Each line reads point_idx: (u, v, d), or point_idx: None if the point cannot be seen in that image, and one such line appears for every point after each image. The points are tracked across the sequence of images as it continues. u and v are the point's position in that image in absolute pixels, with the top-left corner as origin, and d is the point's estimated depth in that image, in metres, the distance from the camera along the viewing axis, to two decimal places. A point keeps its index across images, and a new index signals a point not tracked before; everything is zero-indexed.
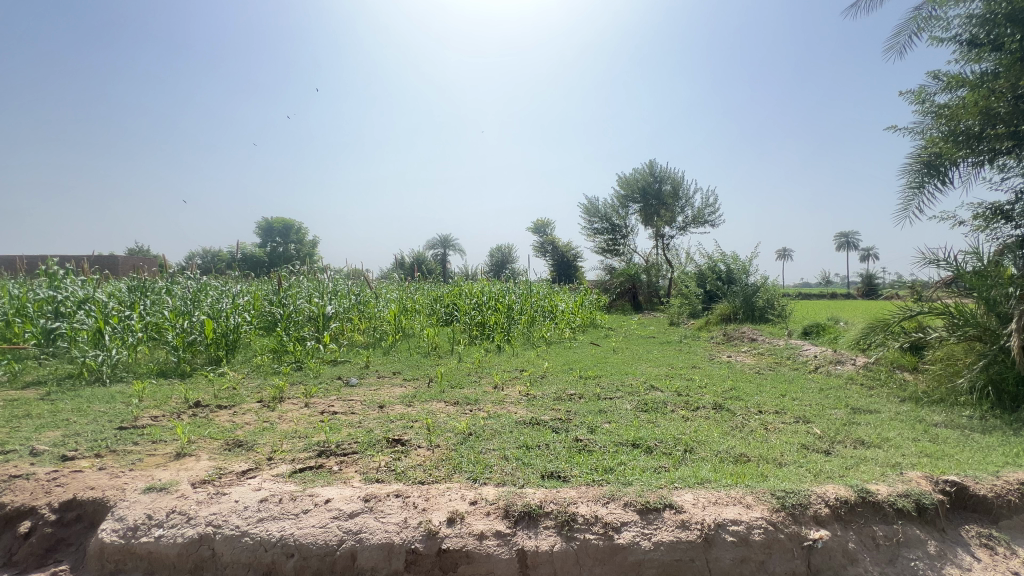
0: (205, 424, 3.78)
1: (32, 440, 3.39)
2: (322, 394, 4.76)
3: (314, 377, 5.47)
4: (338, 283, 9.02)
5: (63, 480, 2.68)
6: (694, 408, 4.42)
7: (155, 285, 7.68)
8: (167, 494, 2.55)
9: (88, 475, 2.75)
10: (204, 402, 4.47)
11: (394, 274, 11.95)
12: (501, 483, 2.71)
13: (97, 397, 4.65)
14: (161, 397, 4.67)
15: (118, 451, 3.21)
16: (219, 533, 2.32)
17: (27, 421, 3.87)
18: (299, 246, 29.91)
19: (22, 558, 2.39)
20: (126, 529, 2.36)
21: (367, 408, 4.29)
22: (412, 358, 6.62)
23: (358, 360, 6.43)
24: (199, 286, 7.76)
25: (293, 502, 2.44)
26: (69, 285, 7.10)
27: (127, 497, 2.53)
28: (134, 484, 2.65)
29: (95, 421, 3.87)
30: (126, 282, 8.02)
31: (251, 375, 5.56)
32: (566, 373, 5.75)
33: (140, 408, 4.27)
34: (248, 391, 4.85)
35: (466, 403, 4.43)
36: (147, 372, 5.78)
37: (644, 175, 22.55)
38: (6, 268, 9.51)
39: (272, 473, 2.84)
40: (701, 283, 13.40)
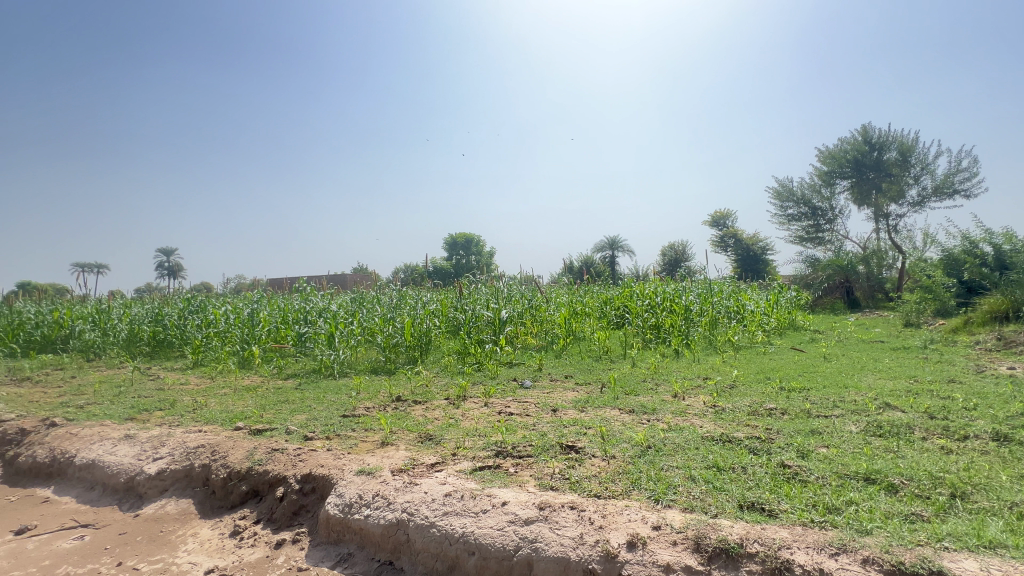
0: (405, 417, 4.28)
1: (288, 421, 4.29)
2: (500, 395, 4.97)
3: (492, 378, 5.78)
4: (511, 288, 9.47)
5: (304, 457, 3.28)
6: (960, 437, 3.28)
7: (369, 296, 9.22)
8: (373, 478, 2.90)
9: (320, 454, 3.32)
10: (404, 397, 5.09)
11: (564, 278, 12.11)
12: (689, 508, 2.36)
13: (331, 388, 5.72)
14: (373, 391, 5.49)
15: (342, 435, 3.84)
16: (412, 520, 2.52)
17: (286, 405, 4.95)
18: (478, 257, 33.17)
19: (279, 516, 2.97)
20: (345, 505, 2.75)
21: (541, 410, 4.31)
22: (583, 362, 6.50)
23: (531, 362, 6.61)
24: (400, 296, 9.04)
25: (473, 501, 2.52)
26: (314, 298, 9.01)
27: (345, 477, 2.96)
28: (350, 466, 3.09)
29: (328, 409, 4.73)
30: (351, 294, 9.82)
31: (440, 374, 6.17)
32: (763, 382, 4.93)
33: (358, 399, 5.08)
34: (438, 389, 5.37)
35: (642, 413, 4.10)
36: (364, 368, 6.93)
37: (855, 144, 18.54)
38: (278, 286, 12.68)
39: (456, 468, 3.01)
40: (955, 272, 10.27)
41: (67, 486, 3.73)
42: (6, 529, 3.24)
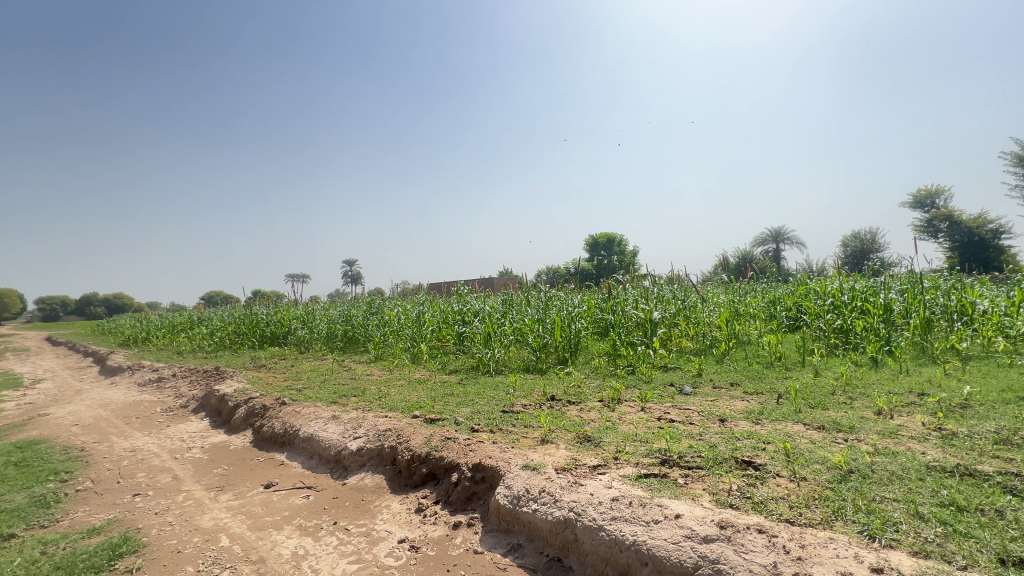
0: (561, 416, 4.33)
1: (455, 413, 4.69)
2: (657, 400, 4.73)
3: (647, 382, 5.55)
4: (661, 288, 8.99)
5: (473, 447, 3.55)
6: None
7: (519, 298, 9.65)
8: (539, 474, 2.98)
9: (487, 446, 3.55)
10: (558, 396, 5.17)
11: (721, 275, 11.08)
12: (920, 552, 1.92)
13: (490, 384, 6.09)
14: (528, 389, 5.70)
15: (504, 430, 4.05)
16: (580, 520, 2.52)
17: (453, 398, 5.42)
18: (621, 257, 32.46)
19: (455, 500, 3.24)
20: (513, 496, 2.88)
21: (707, 420, 3.97)
22: (751, 368, 5.85)
23: (688, 367, 6.17)
24: (548, 297, 9.26)
25: (643, 509, 2.42)
26: (470, 300, 9.75)
27: (512, 470, 3.10)
28: (516, 460, 3.24)
29: (489, 403, 5.05)
30: (502, 296, 10.40)
31: (592, 376, 6.14)
32: (1014, 404, 3.81)
33: (515, 396, 5.32)
34: (591, 390, 5.34)
35: (835, 431, 3.50)
36: (517, 367, 7.25)
37: None
38: (438, 290, 14.05)
39: (620, 473, 2.94)
40: None
41: (294, 454, 4.62)
42: (258, 482, 4.13)
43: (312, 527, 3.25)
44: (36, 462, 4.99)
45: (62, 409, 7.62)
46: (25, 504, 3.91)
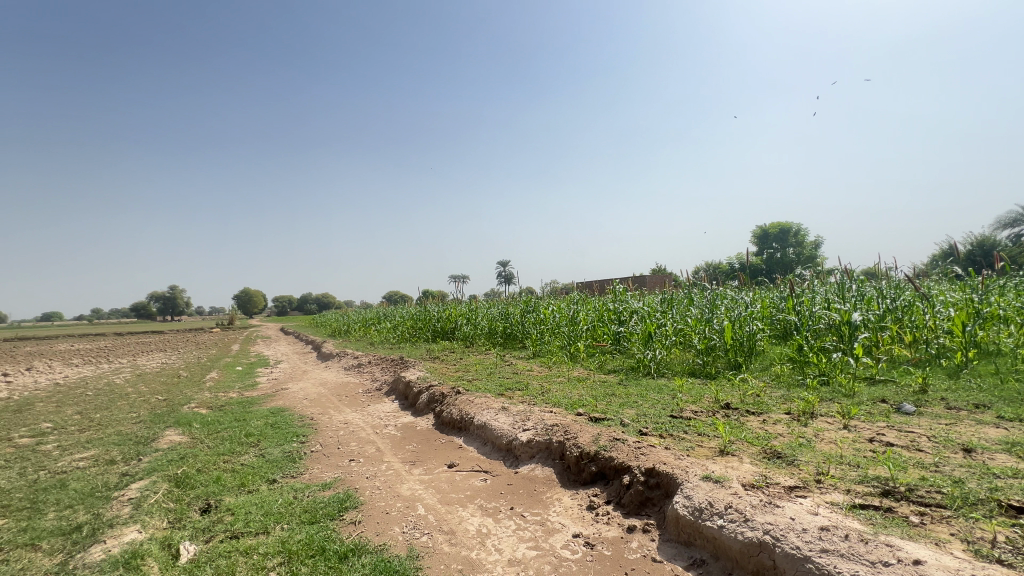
0: (741, 427, 3.93)
1: (620, 414, 4.61)
2: (866, 418, 3.97)
3: (848, 395, 4.70)
4: (861, 285, 7.53)
5: (645, 451, 3.44)
6: None
7: (680, 297, 9.08)
8: (723, 488, 2.75)
9: (660, 451, 3.41)
10: (734, 405, 4.71)
11: (948, 268, 8.83)
12: None
13: (654, 387, 5.83)
14: (697, 394, 5.31)
15: (676, 436, 3.84)
16: (779, 546, 2.25)
17: (616, 398, 5.33)
18: (798, 249, 28.23)
19: (628, 503, 3.18)
20: (694, 508, 2.71)
21: (943, 448, 3.19)
22: (1005, 387, 4.53)
23: (906, 380, 5.06)
24: (713, 295, 8.53)
25: (866, 547, 2.05)
26: (627, 299, 9.50)
27: (690, 480, 2.92)
28: (694, 470, 3.04)
29: (654, 407, 4.84)
30: (660, 294, 9.90)
31: (773, 384, 5.45)
32: None
33: (683, 401, 5.00)
34: (774, 401, 4.74)
35: None
36: (682, 370, 6.83)
37: None
38: (591, 289, 14.01)
39: (827, 499, 2.54)
40: None
41: (470, 439, 5.07)
42: (443, 461, 4.63)
43: (492, 509, 3.51)
44: (284, 425, 6.39)
45: (297, 385, 9.64)
46: (281, 458, 5.02)
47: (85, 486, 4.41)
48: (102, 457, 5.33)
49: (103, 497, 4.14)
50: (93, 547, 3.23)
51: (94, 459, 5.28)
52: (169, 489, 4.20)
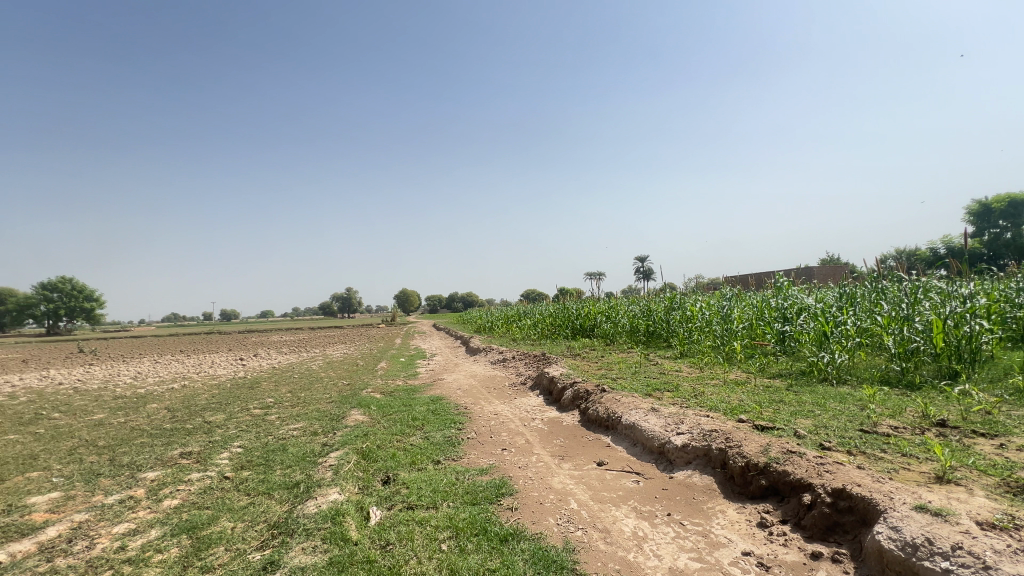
0: (966, 452, 3.16)
1: (792, 424, 4.07)
2: None
3: None
4: None
5: (831, 469, 2.98)
6: None
7: (865, 290, 7.67)
8: (947, 523, 2.23)
9: (851, 471, 2.92)
10: (952, 423, 3.80)
11: None
12: None
13: (835, 396, 5.01)
14: (895, 406, 4.42)
15: (871, 454, 3.25)
16: None
17: (785, 406, 4.72)
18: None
19: (809, 525, 2.79)
20: (905, 543, 2.25)
21: None
22: None
23: None
24: (913, 288, 7.02)
25: None
26: (793, 293, 8.35)
27: (897, 509, 2.44)
28: (902, 497, 2.54)
29: (837, 418, 4.16)
30: (837, 288, 8.49)
31: (1012, 400, 4.27)
32: None
33: (877, 414, 4.20)
34: (1015, 422, 3.70)
35: None
36: (870, 377, 5.76)
37: None
38: (746, 284, 12.65)
39: None
40: None
41: (619, 438, 4.97)
42: (591, 458, 4.63)
43: (648, 512, 3.39)
44: (443, 412, 7.05)
45: (450, 377, 10.54)
46: (442, 441, 5.55)
47: (299, 451, 5.43)
48: (308, 428, 6.52)
49: (312, 461, 5.06)
50: (308, 501, 3.96)
51: (303, 430, 6.48)
52: (358, 460, 4.94)
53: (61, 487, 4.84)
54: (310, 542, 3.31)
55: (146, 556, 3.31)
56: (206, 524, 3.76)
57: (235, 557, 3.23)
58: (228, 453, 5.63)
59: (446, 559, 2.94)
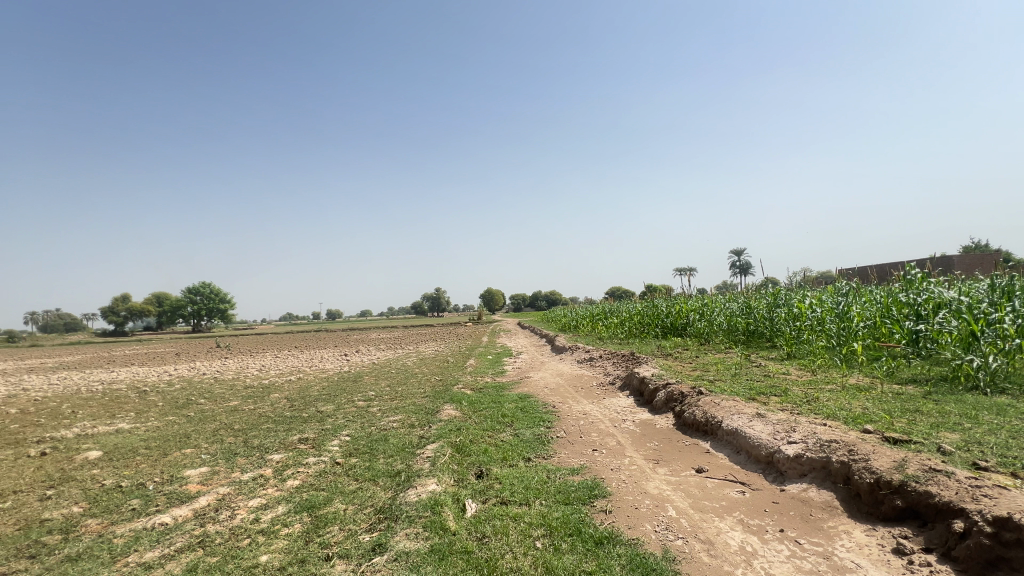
0: None
1: (934, 437, 3.52)
2: None
3: None
4: None
5: (990, 494, 2.53)
6: None
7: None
8: None
9: (1018, 497, 2.46)
10: None
11: None
12: None
13: (989, 407, 4.25)
14: None
15: None
16: None
17: (923, 417, 4.10)
18: None
19: (963, 557, 2.39)
20: None
21: None
22: None
23: None
24: None
25: None
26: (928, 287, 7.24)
27: None
28: None
29: (995, 433, 3.53)
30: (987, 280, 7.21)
31: None
32: None
33: None
34: None
35: None
36: None
37: None
38: (866, 277, 11.23)
39: None
40: None
41: (719, 445, 4.66)
42: (689, 465, 4.38)
43: (757, 527, 3.13)
44: (531, 410, 7.11)
45: (537, 375, 10.61)
46: (532, 439, 5.60)
47: (399, 442, 5.79)
48: (406, 421, 6.93)
49: (411, 452, 5.37)
50: (409, 489, 4.21)
51: (401, 422, 6.91)
52: (453, 453, 5.15)
53: (208, 463, 5.63)
54: (413, 528, 3.51)
55: (275, 529, 3.74)
56: (322, 504, 4.15)
57: (348, 536, 3.53)
58: (338, 441, 6.17)
59: (542, 557, 2.95)
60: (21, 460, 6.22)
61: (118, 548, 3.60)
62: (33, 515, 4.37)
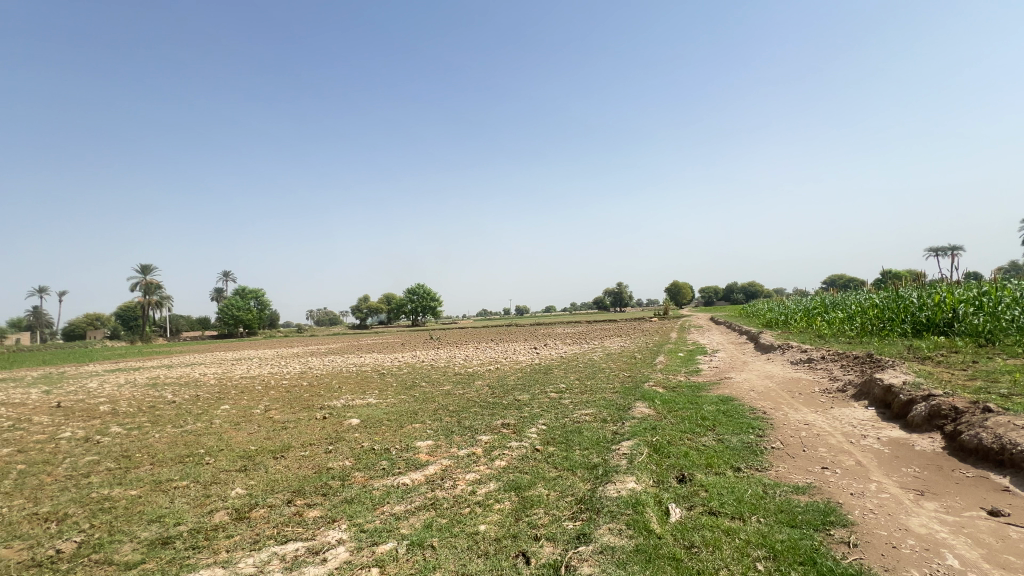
0: None
1: None
2: None
3: None
4: None
5: None
6: None
7: None
8: None
9: None
10: None
11: None
12: None
13: None
14: None
15: None
16: None
17: None
18: None
19: None
20: None
21: None
22: None
23: None
24: None
25: None
26: None
27: None
28: None
29: None
30: None
31: None
32: None
33: None
34: None
35: None
36: None
37: None
38: None
39: None
40: None
41: None
42: (976, 504, 3.33)
43: None
44: (737, 415, 6.40)
45: (740, 376, 9.52)
46: (741, 447, 5.02)
47: (593, 436, 5.87)
48: (598, 415, 6.97)
49: (606, 446, 5.37)
50: (608, 484, 4.22)
51: (594, 416, 6.98)
52: (650, 452, 4.98)
53: (432, 437, 6.62)
54: (616, 524, 3.50)
55: (489, 503, 4.16)
56: (527, 486, 4.47)
57: (553, 521, 3.71)
58: (536, 428, 6.57)
59: None
60: (312, 421, 8.32)
61: (377, 497, 4.49)
62: (322, 463, 5.79)
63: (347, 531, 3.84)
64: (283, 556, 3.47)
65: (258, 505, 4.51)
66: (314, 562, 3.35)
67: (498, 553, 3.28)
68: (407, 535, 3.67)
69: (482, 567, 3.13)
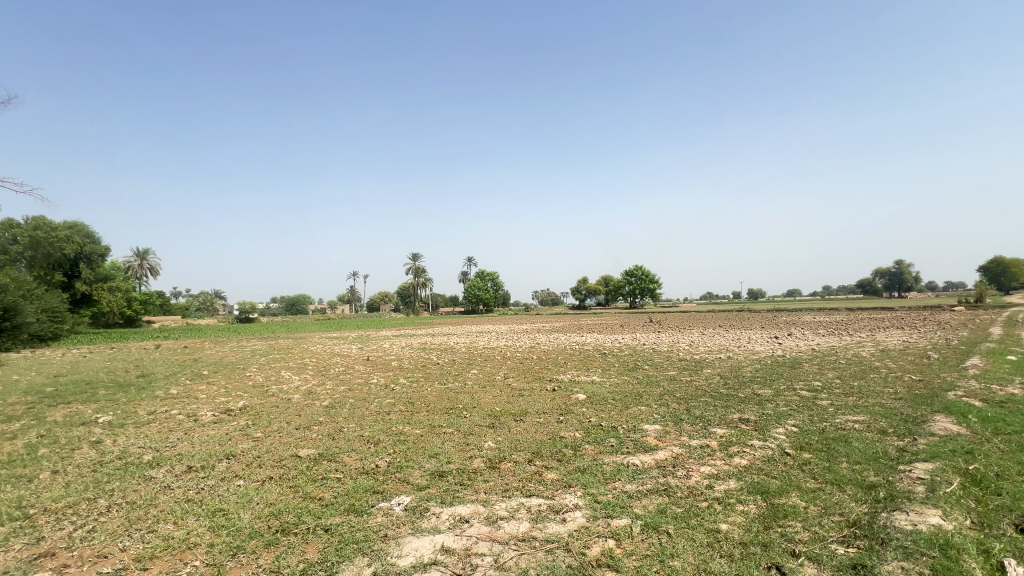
0: None
1: None
2: None
3: None
4: None
5: None
6: None
7: None
8: None
9: None
10: None
11: None
12: None
13: None
14: None
15: None
16: None
17: None
18: None
19: None
20: None
21: None
22: None
23: None
24: None
25: None
26: None
27: None
28: None
29: None
30: None
31: None
32: None
33: None
34: None
35: None
36: None
37: None
38: None
39: None
40: None
41: None
42: None
43: None
44: None
45: None
46: None
47: (868, 449, 4.75)
48: (874, 424, 5.60)
49: (890, 465, 4.29)
50: (897, 513, 3.36)
51: (867, 424, 5.63)
52: (965, 484, 3.74)
53: (660, 422, 6.45)
54: (913, 565, 2.76)
55: (730, 502, 3.82)
56: (778, 493, 3.92)
57: (815, 539, 3.16)
58: (784, 430, 5.70)
59: None
60: (544, 391, 9.11)
61: (608, 472, 4.63)
62: (555, 431, 6.27)
63: (582, 498, 4.07)
64: (529, 508, 3.90)
65: (505, 459, 5.19)
66: (555, 520, 3.67)
67: (745, 559, 2.98)
68: (641, 516, 3.67)
69: (727, 568, 2.90)
